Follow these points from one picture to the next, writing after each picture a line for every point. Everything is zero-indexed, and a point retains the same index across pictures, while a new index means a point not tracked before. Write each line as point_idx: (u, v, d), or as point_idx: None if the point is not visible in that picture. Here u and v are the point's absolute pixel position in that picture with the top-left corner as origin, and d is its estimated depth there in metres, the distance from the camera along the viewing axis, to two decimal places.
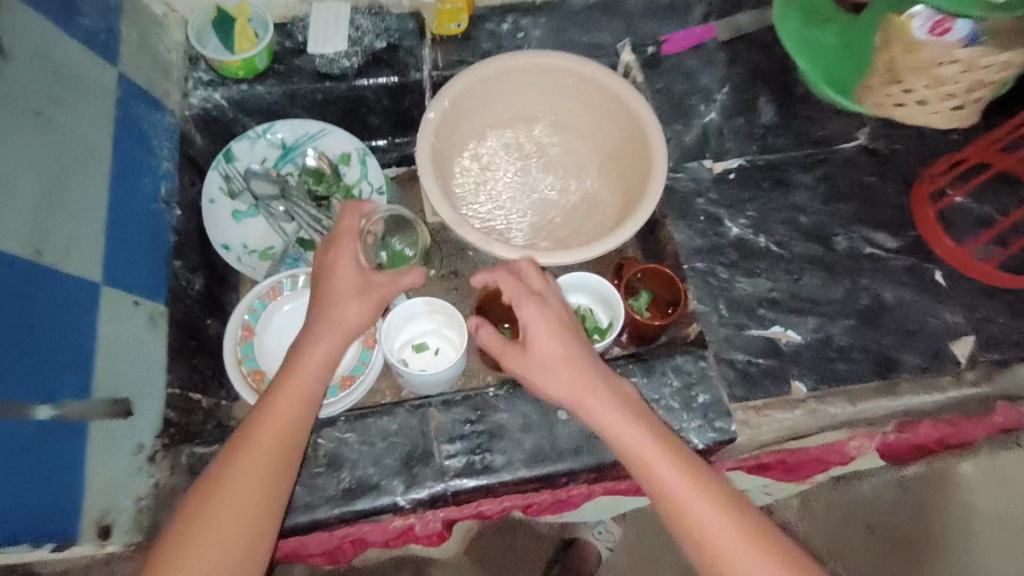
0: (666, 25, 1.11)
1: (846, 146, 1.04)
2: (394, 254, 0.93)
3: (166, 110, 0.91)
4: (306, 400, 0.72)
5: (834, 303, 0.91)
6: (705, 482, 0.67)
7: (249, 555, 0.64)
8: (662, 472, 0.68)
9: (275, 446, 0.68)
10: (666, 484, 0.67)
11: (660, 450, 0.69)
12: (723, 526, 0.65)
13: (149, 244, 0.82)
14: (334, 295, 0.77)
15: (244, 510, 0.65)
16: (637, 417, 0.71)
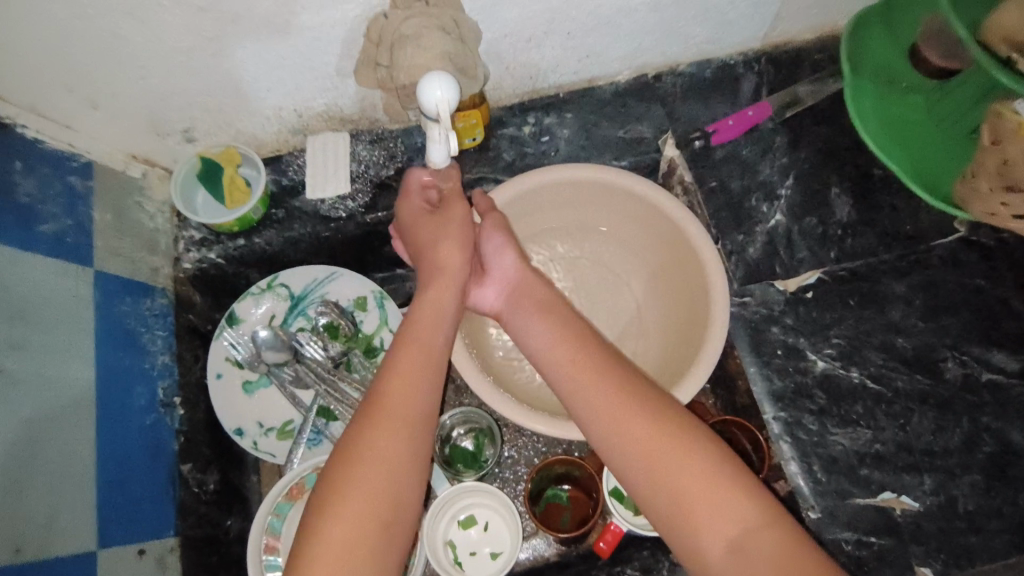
0: (712, 107, 0.97)
1: (942, 241, 0.87)
2: (458, 451, 0.90)
3: (157, 291, 0.82)
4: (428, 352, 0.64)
5: (952, 452, 0.76)
6: (733, 488, 0.56)
7: (390, 551, 0.54)
8: (674, 478, 0.58)
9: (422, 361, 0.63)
10: (680, 491, 0.57)
11: (677, 445, 0.59)
12: (769, 553, 0.53)
13: (147, 469, 0.72)
14: (427, 237, 0.74)
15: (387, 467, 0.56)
16: (659, 410, 0.62)
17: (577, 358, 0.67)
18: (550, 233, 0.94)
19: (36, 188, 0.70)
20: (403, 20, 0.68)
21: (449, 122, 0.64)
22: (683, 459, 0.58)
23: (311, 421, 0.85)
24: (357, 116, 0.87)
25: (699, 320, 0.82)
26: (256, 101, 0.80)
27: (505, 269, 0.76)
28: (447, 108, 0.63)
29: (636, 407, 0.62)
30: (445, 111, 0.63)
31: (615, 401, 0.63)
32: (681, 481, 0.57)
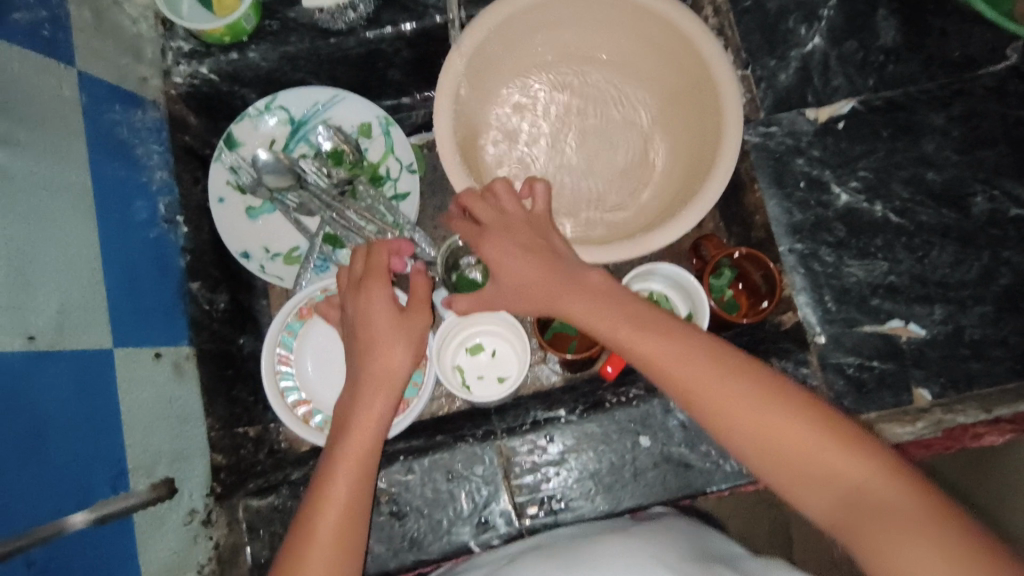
0: None
1: (991, 69, 0.80)
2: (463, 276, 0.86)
3: (147, 104, 0.77)
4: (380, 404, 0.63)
5: (966, 285, 0.75)
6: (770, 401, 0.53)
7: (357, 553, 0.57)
8: (686, 372, 0.56)
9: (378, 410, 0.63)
10: (695, 384, 0.55)
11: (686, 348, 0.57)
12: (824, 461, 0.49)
13: (155, 280, 0.71)
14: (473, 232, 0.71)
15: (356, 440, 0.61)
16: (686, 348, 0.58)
17: (571, 287, 0.65)
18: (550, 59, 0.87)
19: None
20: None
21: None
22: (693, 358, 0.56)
23: (319, 247, 0.84)
24: None
25: (710, 144, 0.78)
26: None
27: (497, 256, 0.68)
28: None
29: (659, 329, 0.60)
30: None
31: (612, 322, 0.62)
32: (697, 378, 0.56)
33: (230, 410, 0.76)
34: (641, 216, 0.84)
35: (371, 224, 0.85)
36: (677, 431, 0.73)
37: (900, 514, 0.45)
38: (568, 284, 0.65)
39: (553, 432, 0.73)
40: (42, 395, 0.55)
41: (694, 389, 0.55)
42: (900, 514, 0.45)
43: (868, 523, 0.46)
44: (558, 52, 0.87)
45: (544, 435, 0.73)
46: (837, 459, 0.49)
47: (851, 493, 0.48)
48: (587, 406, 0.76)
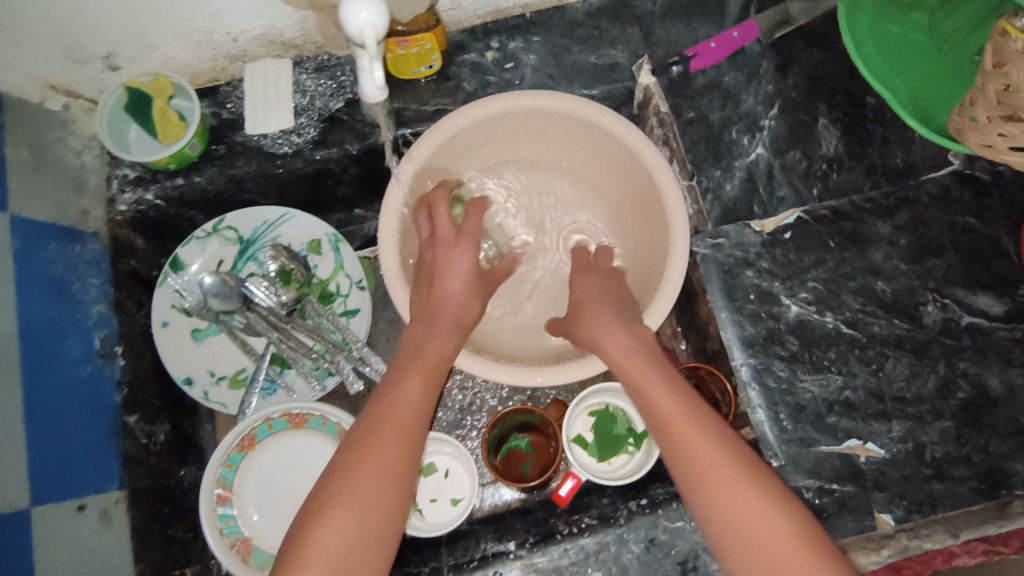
0: (693, 29, 0.87)
1: (933, 176, 0.81)
2: None
3: (87, 236, 0.77)
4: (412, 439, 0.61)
5: (923, 400, 0.73)
6: (802, 521, 0.54)
7: None
8: (764, 517, 0.54)
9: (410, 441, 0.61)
10: (765, 546, 0.53)
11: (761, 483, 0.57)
12: None
13: (86, 421, 0.70)
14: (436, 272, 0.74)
15: (381, 488, 0.57)
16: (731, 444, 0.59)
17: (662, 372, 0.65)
18: (501, 165, 0.88)
19: None
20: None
21: (374, 48, 0.56)
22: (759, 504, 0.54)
23: (265, 369, 0.82)
24: (301, 41, 0.79)
25: (658, 257, 0.78)
26: (181, 23, 0.72)
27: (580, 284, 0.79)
28: (373, 33, 0.55)
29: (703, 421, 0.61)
30: (373, 38, 0.55)
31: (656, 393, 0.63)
32: (754, 529, 0.54)
33: (164, 551, 0.73)
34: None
35: (319, 343, 0.83)
36: (631, 565, 0.69)
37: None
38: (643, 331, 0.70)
39: (502, 569, 0.70)
40: None
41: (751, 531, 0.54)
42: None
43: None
44: (511, 157, 0.87)
45: (493, 572, 0.71)
46: None
47: None
48: (539, 537, 0.73)
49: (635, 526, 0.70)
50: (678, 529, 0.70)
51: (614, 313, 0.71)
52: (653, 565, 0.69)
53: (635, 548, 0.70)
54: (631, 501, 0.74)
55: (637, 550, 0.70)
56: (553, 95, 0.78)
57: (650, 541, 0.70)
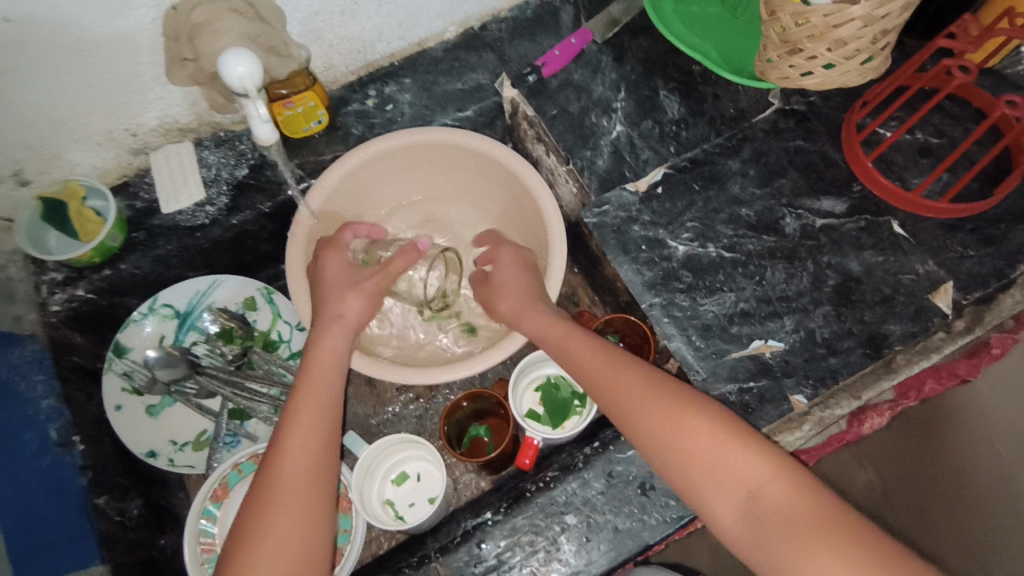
0: (538, 43, 1.02)
1: (763, 115, 0.96)
2: None
3: (25, 339, 0.81)
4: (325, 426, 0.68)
5: (803, 294, 0.85)
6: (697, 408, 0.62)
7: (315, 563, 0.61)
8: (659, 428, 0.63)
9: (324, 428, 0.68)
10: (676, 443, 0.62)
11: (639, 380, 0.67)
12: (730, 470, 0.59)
13: (56, 505, 0.72)
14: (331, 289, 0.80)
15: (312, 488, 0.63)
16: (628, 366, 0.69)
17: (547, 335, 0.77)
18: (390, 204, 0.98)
19: None
20: (195, 6, 0.69)
21: (255, 94, 0.66)
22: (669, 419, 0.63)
23: (225, 425, 0.87)
24: (196, 123, 0.87)
25: (542, 241, 0.89)
26: (80, 128, 0.80)
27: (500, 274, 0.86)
28: (251, 83, 0.65)
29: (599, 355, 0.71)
30: (250, 84, 0.65)
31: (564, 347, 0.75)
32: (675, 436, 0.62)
33: None
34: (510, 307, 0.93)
35: (273, 387, 0.89)
36: (597, 500, 0.76)
37: (788, 513, 0.55)
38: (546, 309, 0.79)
39: (484, 537, 0.75)
40: None
41: (632, 410, 0.65)
42: (788, 515, 0.55)
43: (761, 522, 0.56)
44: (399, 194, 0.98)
45: (477, 543, 0.75)
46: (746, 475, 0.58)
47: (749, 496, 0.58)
48: (510, 501, 0.79)
49: (593, 465, 0.77)
50: (630, 458, 0.77)
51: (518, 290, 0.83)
52: (618, 493, 0.75)
53: (598, 483, 0.76)
54: (587, 446, 0.81)
55: (600, 485, 0.76)
56: (424, 129, 0.90)
57: (610, 474, 0.76)
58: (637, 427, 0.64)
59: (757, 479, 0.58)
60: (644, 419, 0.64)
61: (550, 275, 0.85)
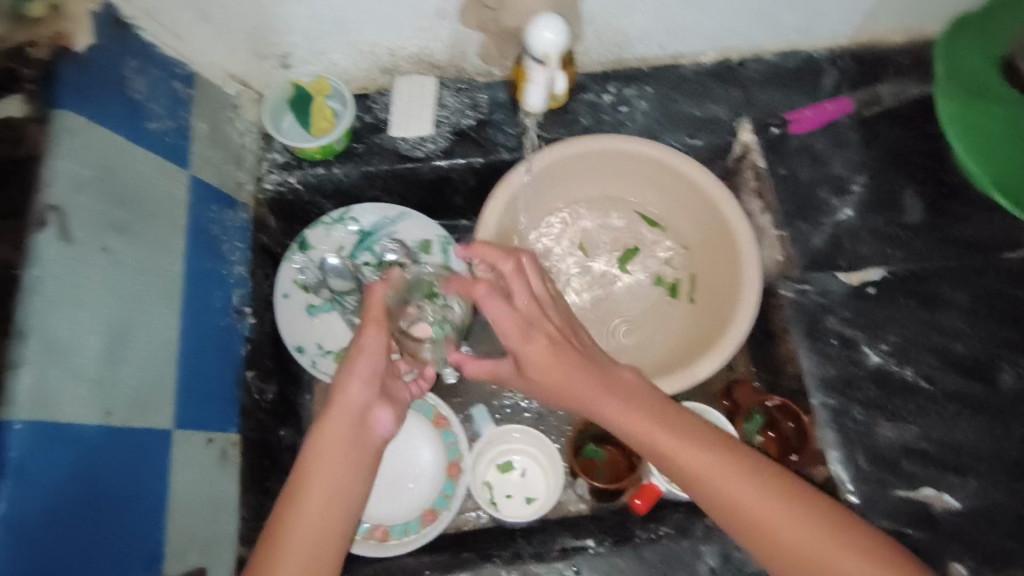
0: (792, 96, 0.96)
1: (1014, 255, 0.85)
2: None
3: (239, 206, 0.85)
4: (336, 517, 0.56)
5: (997, 460, 0.76)
6: (847, 535, 0.55)
7: None
8: (815, 554, 0.54)
9: (330, 507, 0.56)
10: None
11: (762, 493, 0.57)
12: None
13: (218, 367, 0.75)
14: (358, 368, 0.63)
15: (333, 498, 0.56)
16: (752, 469, 0.58)
17: (603, 389, 0.63)
18: (583, 199, 0.97)
19: (146, 87, 0.71)
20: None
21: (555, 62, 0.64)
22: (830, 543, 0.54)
23: None
24: (445, 62, 0.89)
25: (729, 296, 0.86)
26: (353, 33, 0.83)
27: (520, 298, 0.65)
28: (555, 50, 0.63)
29: (720, 460, 0.58)
30: (554, 52, 0.63)
31: (645, 426, 0.61)
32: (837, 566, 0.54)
33: (261, 503, 0.76)
34: (666, 346, 0.92)
35: None
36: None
37: None
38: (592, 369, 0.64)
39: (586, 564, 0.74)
40: (107, 467, 0.58)
41: (768, 525, 0.56)
42: None
43: None
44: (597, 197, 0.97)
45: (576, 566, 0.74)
46: None
47: None
48: (617, 538, 0.77)
49: (712, 541, 0.74)
50: None
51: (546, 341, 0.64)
52: None
53: (711, 560, 0.73)
54: (707, 517, 0.77)
55: (712, 563, 0.73)
56: (650, 143, 0.89)
57: (725, 556, 0.73)
58: (771, 553, 0.56)
59: None
60: (779, 544, 0.55)
61: (728, 336, 0.82)
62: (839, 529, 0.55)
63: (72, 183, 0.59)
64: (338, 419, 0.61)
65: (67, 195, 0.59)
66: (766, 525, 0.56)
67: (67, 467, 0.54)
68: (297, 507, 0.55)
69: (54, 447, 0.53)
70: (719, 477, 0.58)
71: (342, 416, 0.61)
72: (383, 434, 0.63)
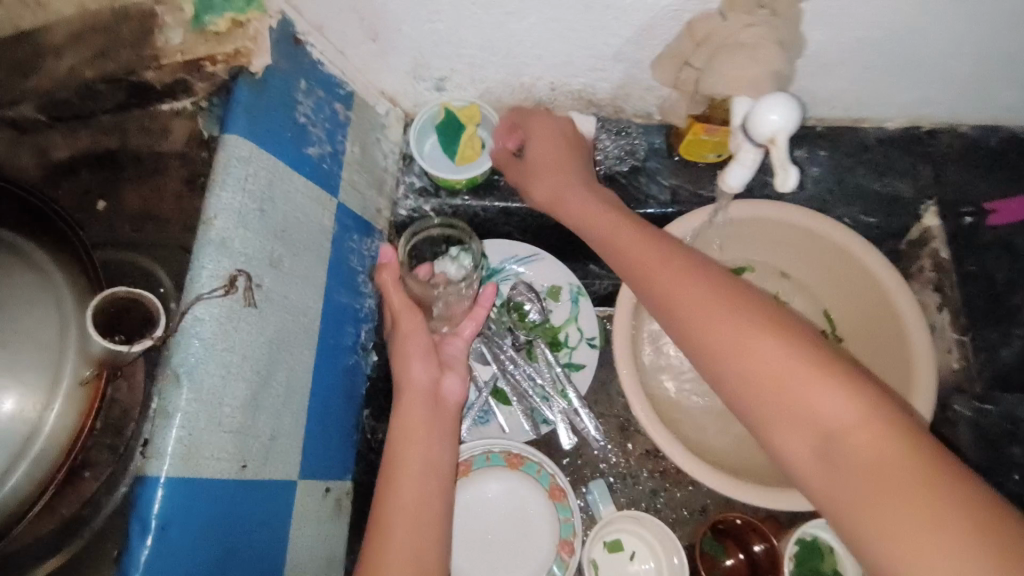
0: (989, 179, 0.85)
1: None
2: None
3: (375, 233, 0.81)
4: (426, 479, 0.62)
5: None
6: (925, 456, 0.42)
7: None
8: (884, 481, 0.43)
9: (417, 470, 0.63)
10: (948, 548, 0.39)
11: (850, 405, 0.46)
12: None
13: (341, 408, 0.71)
14: (409, 348, 0.71)
15: (425, 468, 0.63)
16: (825, 367, 0.49)
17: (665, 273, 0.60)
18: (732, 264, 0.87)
19: (311, 110, 0.69)
20: (743, 27, 0.59)
21: (781, 147, 0.55)
22: (878, 462, 0.43)
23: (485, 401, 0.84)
24: (608, 102, 0.83)
25: None
26: (521, 67, 0.77)
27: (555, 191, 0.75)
28: (782, 133, 0.54)
29: (791, 357, 0.50)
30: (780, 134, 0.55)
31: (709, 309, 0.55)
32: (917, 506, 0.41)
33: None
34: None
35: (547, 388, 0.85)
36: None
37: None
38: (682, 260, 0.61)
39: None
40: (238, 524, 0.54)
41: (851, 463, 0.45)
42: None
43: None
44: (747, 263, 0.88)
45: None
46: None
47: None
48: None
49: None
50: None
51: (630, 234, 0.66)
52: None
53: None
54: None
55: None
56: (817, 216, 0.79)
57: None
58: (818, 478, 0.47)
59: None
60: (841, 460, 0.45)
61: None
62: (921, 455, 0.43)
63: (238, 216, 0.56)
64: (410, 404, 0.67)
65: (231, 228, 0.56)
66: (834, 437, 0.46)
67: (203, 527, 0.51)
68: (395, 473, 0.62)
69: (194, 504, 0.50)
70: (791, 380, 0.49)
71: (405, 403, 0.67)
72: (456, 400, 0.71)
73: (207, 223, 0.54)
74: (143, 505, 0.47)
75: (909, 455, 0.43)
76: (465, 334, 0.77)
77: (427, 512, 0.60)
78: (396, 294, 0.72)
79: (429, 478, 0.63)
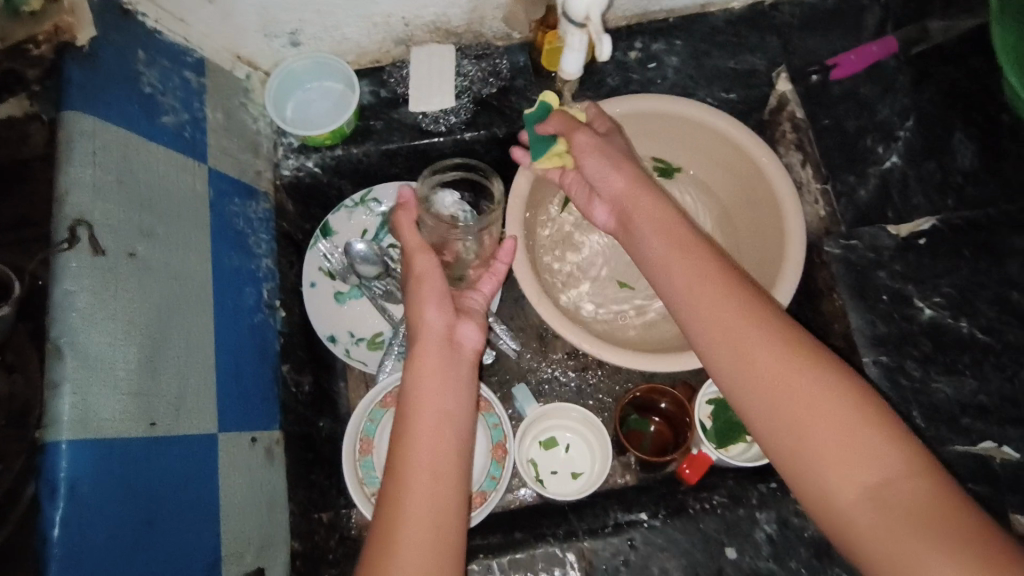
0: (830, 41, 0.92)
1: None
2: None
3: (261, 196, 0.82)
4: (446, 430, 0.57)
5: None
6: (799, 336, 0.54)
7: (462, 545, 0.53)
8: (757, 346, 0.54)
9: (445, 423, 0.58)
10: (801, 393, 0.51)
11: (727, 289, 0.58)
12: (886, 464, 0.48)
13: (256, 364, 0.74)
14: (427, 295, 0.65)
15: (440, 423, 0.57)
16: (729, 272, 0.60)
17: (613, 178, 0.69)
18: None
19: (158, 80, 0.69)
20: None
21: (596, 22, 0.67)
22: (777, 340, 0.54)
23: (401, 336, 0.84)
24: (464, 28, 0.85)
25: (771, 259, 0.81)
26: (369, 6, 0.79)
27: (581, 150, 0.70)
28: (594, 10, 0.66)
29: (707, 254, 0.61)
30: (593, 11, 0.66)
31: (644, 213, 0.66)
32: (801, 386, 0.51)
33: (308, 494, 0.76)
34: None
35: None
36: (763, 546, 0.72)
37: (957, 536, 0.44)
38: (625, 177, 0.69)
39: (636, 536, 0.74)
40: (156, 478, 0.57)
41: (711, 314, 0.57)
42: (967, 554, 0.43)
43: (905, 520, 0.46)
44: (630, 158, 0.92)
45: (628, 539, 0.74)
46: (922, 485, 0.47)
47: (883, 490, 0.47)
48: (670, 510, 0.76)
49: (768, 508, 0.73)
50: None
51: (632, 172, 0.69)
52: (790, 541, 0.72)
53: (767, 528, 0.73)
54: (761, 483, 0.76)
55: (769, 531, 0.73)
56: (682, 101, 0.85)
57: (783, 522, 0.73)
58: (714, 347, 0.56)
59: (900, 465, 0.48)
60: (715, 324, 0.56)
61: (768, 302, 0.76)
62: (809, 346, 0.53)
63: (92, 189, 0.57)
64: (428, 355, 0.61)
65: (88, 201, 0.57)
66: (719, 309, 0.57)
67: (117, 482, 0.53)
68: (407, 434, 0.56)
69: (102, 461, 0.52)
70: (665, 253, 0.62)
71: (421, 351, 0.61)
72: (473, 349, 0.64)
73: (59, 200, 0.55)
74: (49, 465, 0.49)
75: (811, 360, 0.53)
76: (487, 291, 0.72)
77: (448, 473, 0.55)
78: (409, 234, 0.68)
79: (451, 431, 0.57)
